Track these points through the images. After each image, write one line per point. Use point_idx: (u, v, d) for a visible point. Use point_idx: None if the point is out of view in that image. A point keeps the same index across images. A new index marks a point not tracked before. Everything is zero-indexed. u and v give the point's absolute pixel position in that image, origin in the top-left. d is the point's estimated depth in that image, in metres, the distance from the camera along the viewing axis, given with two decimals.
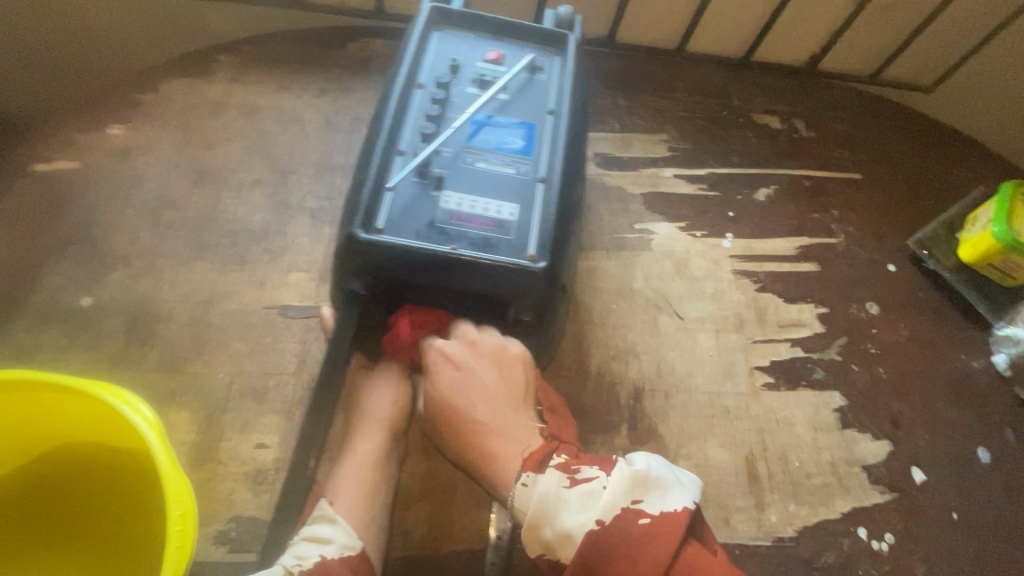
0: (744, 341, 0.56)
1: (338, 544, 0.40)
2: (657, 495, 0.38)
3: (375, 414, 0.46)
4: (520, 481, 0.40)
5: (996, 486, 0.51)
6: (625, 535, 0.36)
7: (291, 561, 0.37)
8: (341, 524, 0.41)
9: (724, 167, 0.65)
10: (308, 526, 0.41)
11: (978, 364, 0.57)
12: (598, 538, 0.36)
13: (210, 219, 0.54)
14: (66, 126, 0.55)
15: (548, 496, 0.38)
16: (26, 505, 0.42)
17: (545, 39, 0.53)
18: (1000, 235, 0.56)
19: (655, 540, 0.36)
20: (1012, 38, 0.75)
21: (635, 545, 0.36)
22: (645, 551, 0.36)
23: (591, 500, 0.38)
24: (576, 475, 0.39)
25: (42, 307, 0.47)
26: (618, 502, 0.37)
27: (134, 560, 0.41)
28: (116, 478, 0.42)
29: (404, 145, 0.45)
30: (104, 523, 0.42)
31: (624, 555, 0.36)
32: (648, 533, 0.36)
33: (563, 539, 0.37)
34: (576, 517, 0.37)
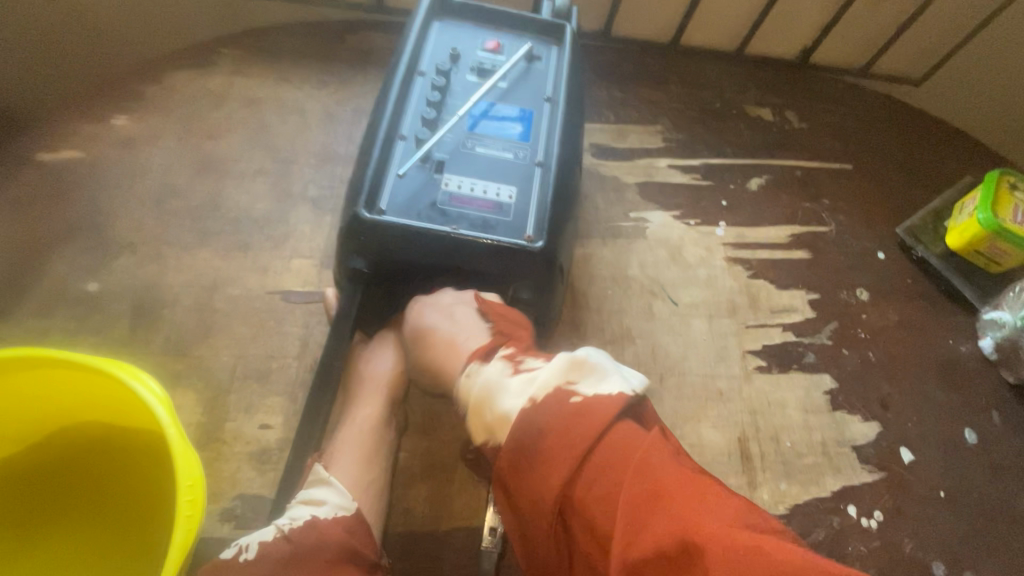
0: (736, 326, 0.57)
1: (333, 505, 0.37)
2: (594, 379, 0.34)
3: (374, 384, 0.47)
4: (466, 372, 0.40)
5: (982, 466, 0.53)
6: (558, 411, 0.33)
7: (282, 522, 0.35)
8: (336, 487, 0.39)
9: (717, 157, 0.66)
10: (304, 490, 0.39)
11: (965, 349, 0.58)
12: (528, 414, 0.34)
13: (212, 207, 0.55)
14: (70, 115, 0.56)
15: (491, 380, 0.37)
16: (44, 479, 0.43)
17: (542, 30, 0.54)
18: (986, 221, 0.57)
19: (588, 417, 0.32)
20: (998, 31, 0.76)
21: (567, 420, 0.33)
22: (576, 427, 0.32)
23: (530, 381, 0.36)
24: (519, 364, 0.37)
25: (50, 293, 0.48)
26: (552, 382, 0.34)
27: (148, 530, 0.42)
28: (129, 454, 0.43)
29: (406, 130, 0.47)
30: (112, 500, 0.44)
31: (550, 431, 0.33)
32: (575, 409, 0.33)
33: (499, 421, 0.35)
34: (513, 397, 0.35)
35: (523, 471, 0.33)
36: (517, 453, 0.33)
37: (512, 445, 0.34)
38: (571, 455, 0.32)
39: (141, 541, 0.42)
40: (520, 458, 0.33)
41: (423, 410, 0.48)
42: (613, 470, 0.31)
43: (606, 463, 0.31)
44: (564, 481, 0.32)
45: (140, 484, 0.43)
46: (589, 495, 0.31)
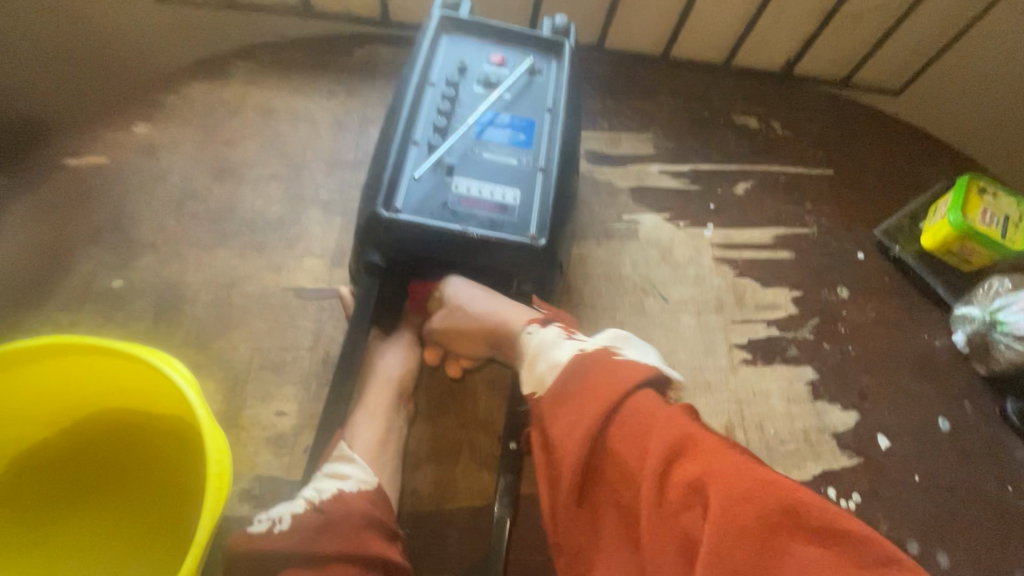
0: (723, 322, 0.60)
1: (355, 479, 0.42)
2: (637, 351, 0.42)
3: (385, 376, 0.50)
4: (526, 331, 0.46)
5: (955, 452, 0.56)
6: (604, 359, 0.40)
7: (311, 494, 0.40)
8: (358, 463, 0.43)
9: (706, 163, 0.70)
10: (329, 465, 0.43)
11: (939, 343, 0.62)
12: (580, 360, 0.40)
13: (229, 210, 0.58)
14: (93, 123, 0.59)
15: (547, 338, 0.44)
16: (88, 450, 0.48)
17: (543, 46, 0.58)
18: (956, 223, 0.60)
19: (630, 368, 0.39)
20: (971, 44, 0.81)
21: (612, 367, 0.39)
22: (618, 372, 0.39)
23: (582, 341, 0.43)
24: (572, 331, 0.45)
25: (78, 289, 0.51)
26: (603, 344, 0.42)
27: (179, 500, 0.46)
28: (158, 431, 0.47)
29: (418, 137, 0.50)
30: (146, 475, 0.48)
31: (596, 376, 0.39)
32: (620, 363, 0.40)
33: (553, 368, 0.42)
34: (567, 349, 0.42)
35: (567, 407, 0.39)
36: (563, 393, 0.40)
37: (562, 385, 0.40)
38: (612, 398, 0.38)
39: (173, 510, 0.46)
40: (566, 395, 0.39)
41: (432, 398, 0.51)
42: (646, 418, 0.36)
43: (639, 411, 0.37)
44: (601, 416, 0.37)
45: (171, 458, 0.47)
46: (621, 433, 0.37)
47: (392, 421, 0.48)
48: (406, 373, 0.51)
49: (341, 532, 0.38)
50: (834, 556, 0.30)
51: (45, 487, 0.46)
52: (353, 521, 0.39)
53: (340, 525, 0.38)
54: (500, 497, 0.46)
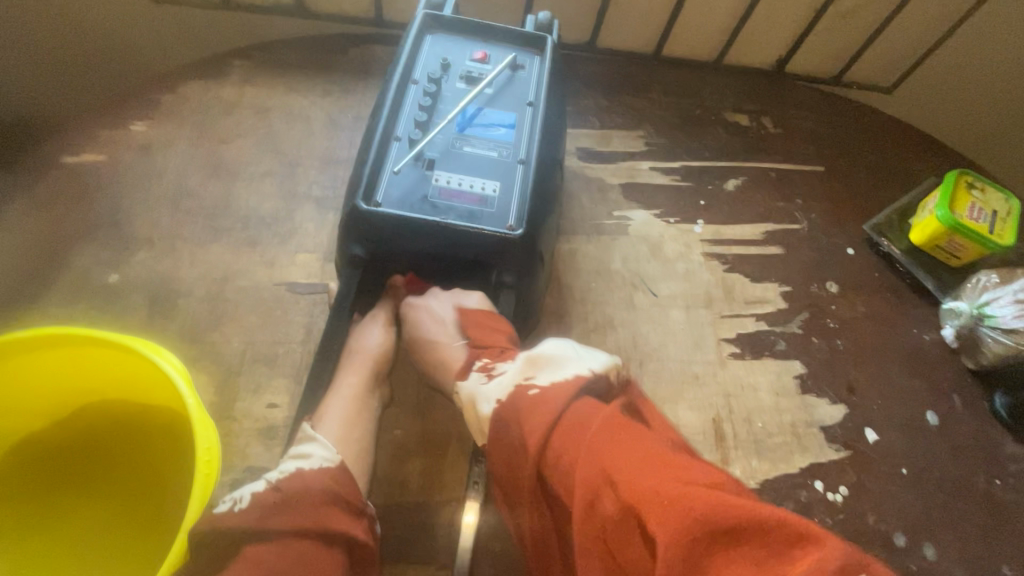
0: (712, 316, 0.61)
1: (320, 456, 0.40)
2: (552, 370, 0.40)
3: (365, 354, 0.50)
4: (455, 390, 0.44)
5: (943, 446, 0.56)
6: (522, 403, 0.38)
7: (272, 475, 0.38)
8: (320, 441, 0.42)
9: (696, 160, 0.71)
10: (295, 446, 0.42)
11: (928, 338, 0.62)
12: (501, 413, 0.38)
13: (224, 206, 0.59)
14: (92, 122, 0.60)
15: (470, 391, 0.42)
16: (84, 441, 0.49)
17: (526, 42, 0.59)
18: (944, 219, 0.61)
19: (545, 404, 0.37)
20: (961, 42, 0.81)
21: (528, 409, 0.37)
22: (535, 413, 0.36)
23: (500, 383, 0.41)
24: (491, 370, 0.42)
25: (75, 284, 0.52)
26: (515, 384, 0.39)
27: (171, 490, 0.47)
28: (151, 421, 0.47)
29: (400, 131, 0.51)
30: (139, 466, 0.49)
31: (523, 415, 0.37)
32: (538, 398, 0.37)
33: (482, 421, 0.40)
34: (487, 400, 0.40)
35: (505, 449, 0.37)
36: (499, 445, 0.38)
37: (495, 438, 0.38)
38: (537, 438, 0.35)
39: (165, 500, 0.47)
40: (501, 438, 0.38)
41: (421, 392, 0.52)
42: (571, 451, 0.34)
43: (565, 446, 0.34)
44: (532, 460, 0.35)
45: (163, 449, 0.48)
46: (554, 474, 0.34)
47: (375, 405, 0.48)
48: (387, 357, 0.50)
49: (299, 510, 0.36)
50: (765, 559, 0.28)
51: (41, 477, 0.47)
52: (315, 500, 0.37)
53: (301, 503, 0.36)
54: (477, 485, 0.47)
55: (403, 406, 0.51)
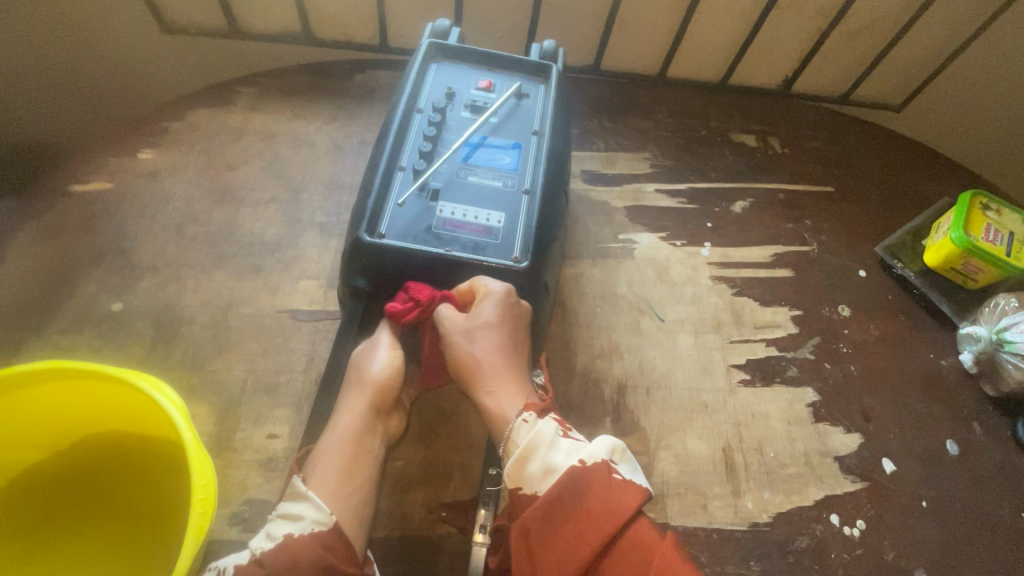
0: (721, 341, 0.59)
1: (309, 519, 0.39)
2: (632, 466, 0.40)
3: (369, 379, 0.46)
4: (521, 417, 0.42)
5: (964, 477, 0.54)
6: (600, 481, 0.38)
7: (258, 543, 0.37)
8: (312, 500, 0.39)
9: (703, 182, 0.70)
10: (284, 501, 0.40)
11: (946, 363, 0.60)
12: (577, 475, 0.38)
13: (229, 233, 0.59)
14: (102, 151, 0.61)
15: (542, 434, 0.40)
16: (85, 470, 0.48)
17: (531, 71, 0.59)
18: (959, 241, 0.59)
19: (626, 495, 0.37)
20: (971, 60, 0.80)
21: (608, 491, 0.37)
22: (615, 499, 0.37)
23: (578, 449, 0.40)
24: (568, 430, 0.42)
25: (78, 312, 0.52)
26: (600, 455, 0.39)
27: (165, 520, 0.47)
28: (149, 451, 0.47)
29: (404, 162, 0.51)
30: (133, 496, 0.48)
31: (596, 497, 0.37)
32: (617, 486, 0.38)
33: (547, 474, 0.39)
34: (563, 456, 0.39)
35: (566, 522, 0.36)
36: (557, 506, 0.37)
37: (559, 498, 0.37)
38: (608, 528, 0.36)
39: (157, 531, 0.47)
40: (564, 507, 0.37)
41: (425, 420, 0.51)
42: (639, 554, 0.35)
43: (633, 547, 0.36)
44: (594, 548, 0.35)
45: (163, 479, 0.47)
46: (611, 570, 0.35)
47: (377, 439, 0.45)
48: (394, 383, 0.46)
49: None
50: None
51: (31, 507, 0.46)
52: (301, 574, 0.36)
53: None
54: (485, 529, 0.44)
55: (406, 437, 0.50)
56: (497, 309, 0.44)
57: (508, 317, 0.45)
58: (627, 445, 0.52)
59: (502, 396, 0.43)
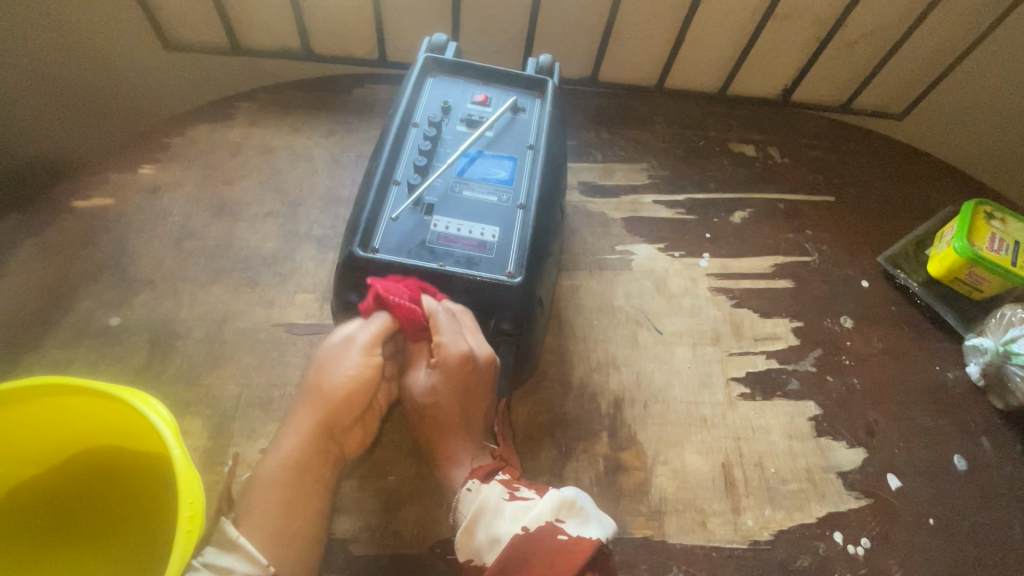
0: (720, 354, 0.59)
1: (239, 574, 0.37)
2: (579, 522, 0.39)
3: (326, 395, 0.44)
4: (466, 486, 0.43)
5: (973, 494, 0.53)
6: (545, 544, 0.38)
7: None
8: (247, 551, 0.37)
9: (701, 192, 0.70)
10: (210, 549, 0.37)
11: (952, 375, 0.59)
12: (520, 544, 0.38)
13: (226, 248, 0.59)
14: (103, 168, 0.62)
15: (488, 502, 0.41)
16: (76, 483, 0.48)
17: (526, 85, 0.59)
18: (962, 251, 0.58)
19: (569, 555, 0.37)
20: (974, 67, 0.79)
21: (550, 555, 0.37)
22: (557, 562, 0.37)
23: (524, 512, 0.40)
24: (515, 490, 0.42)
25: (76, 327, 0.53)
26: (544, 518, 0.39)
27: (154, 535, 0.47)
28: (141, 466, 0.48)
29: (399, 176, 0.51)
30: (122, 510, 0.48)
31: (538, 564, 0.37)
32: (560, 548, 0.37)
33: (492, 544, 0.39)
34: (508, 523, 0.39)
35: None
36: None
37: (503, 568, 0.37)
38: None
39: (146, 545, 0.47)
40: None
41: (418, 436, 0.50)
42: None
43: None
44: None
45: (152, 492, 0.47)
46: None
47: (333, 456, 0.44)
48: (347, 401, 0.44)
49: None
50: None
51: (22, 521, 0.47)
52: None
53: None
54: None
55: (399, 453, 0.49)
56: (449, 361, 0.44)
57: (462, 376, 0.45)
58: (624, 460, 0.51)
59: (451, 463, 0.46)
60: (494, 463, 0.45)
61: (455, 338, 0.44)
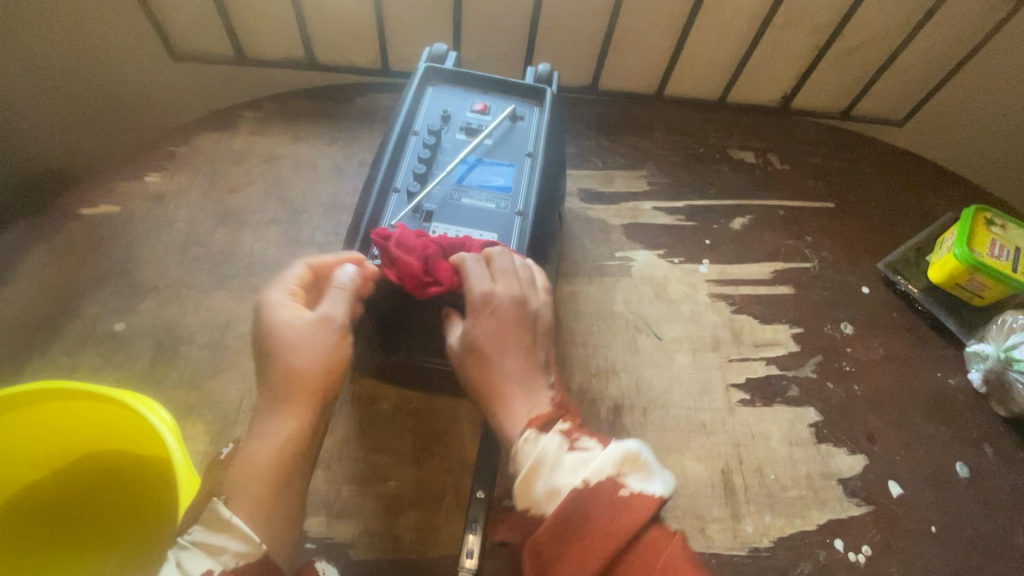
0: (720, 360, 0.59)
1: (231, 552, 0.35)
2: (643, 476, 0.36)
3: (300, 374, 0.41)
4: (523, 436, 0.39)
5: (975, 501, 0.52)
6: (607, 497, 0.35)
7: None
8: (236, 528, 0.35)
9: (701, 199, 0.70)
10: (200, 527, 0.35)
11: (954, 382, 0.59)
12: (582, 496, 0.35)
13: (230, 254, 0.60)
14: (111, 176, 0.63)
15: (546, 453, 0.38)
16: (73, 489, 0.49)
17: (524, 94, 0.60)
18: (961, 256, 0.58)
19: (632, 509, 0.34)
20: (974, 74, 0.79)
21: (612, 509, 0.34)
22: (619, 516, 0.34)
23: (584, 464, 0.37)
24: (574, 441, 0.38)
25: (82, 332, 0.54)
26: (606, 471, 0.35)
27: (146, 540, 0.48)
28: (137, 470, 0.48)
29: (398, 184, 0.52)
30: (115, 515, 0.49)
31: (599, 516, 0.34)
32: (622, 502, 0.34)
33: (551, 496, 0.36)
34: (567, 475, 0.36)
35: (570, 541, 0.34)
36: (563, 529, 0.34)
37: (562, 518, 0.34)
38: (610, 547, 0.33)
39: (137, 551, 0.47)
40: (565, 531, 0.34)
41: (418, 441, 0.50)
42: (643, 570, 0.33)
43: (638, 562, 0.33)
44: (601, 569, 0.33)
45: (150, 492, 0.48)
46: None
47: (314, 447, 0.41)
48: (326, 377, 0.42)
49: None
50: None
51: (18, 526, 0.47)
52: None
53: None
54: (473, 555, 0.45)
55: (399, 458, 0.49)
56: (478, 300, 0.44)
57: (500, 319, 0.44)
58: None
59: (506, 412, 0.42)
60: (553, 411, 0.41)
61: (480, 276, 0.45)
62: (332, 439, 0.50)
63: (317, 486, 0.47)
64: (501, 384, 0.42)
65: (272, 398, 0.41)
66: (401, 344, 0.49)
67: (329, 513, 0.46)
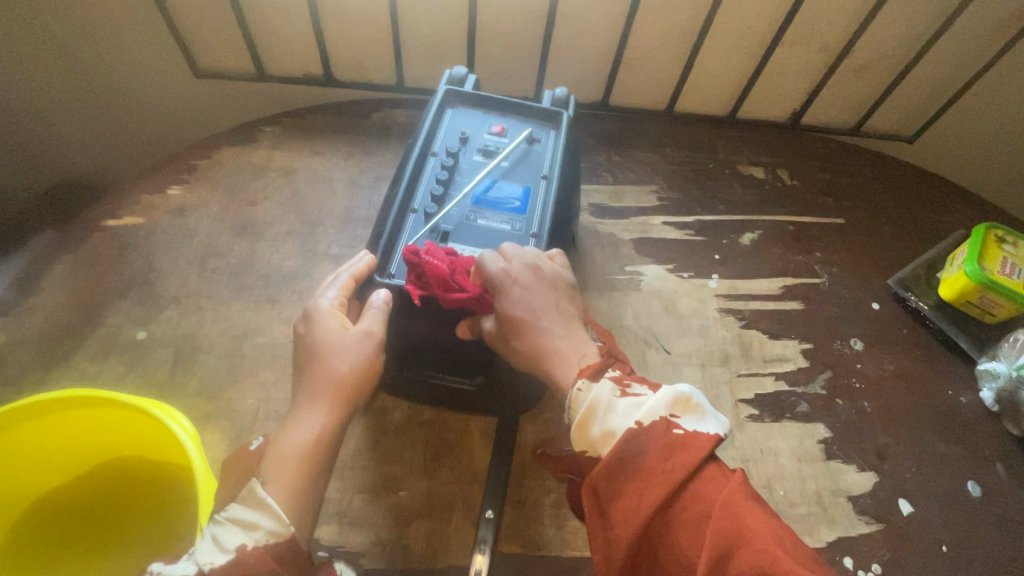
0: (729, 375, 0.59)
1: (264, 530, 0.36)
2: (695, 417, 0.37)
3: (336, 384, 0.43)
4: (575, 386, 0.40)
5: (988, 521, 0.52)
6: (662, 438, 0.35)
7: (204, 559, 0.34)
8: (269, 507, 0.37)
9: (710, 214, 0.71)
10: (236, 504, 0.37)
11: (965, 400, 0.59)
12: (637, 436, 0.36)
13: (248, 266, 0.62)
14: (135, 189, 0.65)
15: (599, 398, 0.38)
16: (85, 482, 0.51)
17: (541, 117, 0.61)
18: (971, 273, 0.59)
19: (688, 447, 0.35)
20: (985, 92, 0.80)
21: (668, 449, 0.35)
22: (676, 454, 0.35)
23: (637, 407, 0.37)
24: (626, 387, 0.39)
25: (106, 341, 0.56)
26: (660, 412, 0.36)
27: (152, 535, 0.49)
28: (149, 470, 0.50)
29: (417, 204, 0.53)
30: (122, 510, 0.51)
31: (655, 455, 0.35)
32: (678, 441, 0.35)
33: (606, 438, 0.37)
34: (621, 418, 0.37)
35: (628, 479, 0.35)
36: (620, 470, 0.35)
37: (618, 458, 0.35)
38: (669, 483, 0.34)
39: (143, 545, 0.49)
40: (623, 470, 0.35)
41: (429, 451, 0.51)
42: (705, 502, 0.33)
43: (699, 496, 0.34)
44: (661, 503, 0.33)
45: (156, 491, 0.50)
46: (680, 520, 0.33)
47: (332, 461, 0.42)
48: (359, 393, 0.44)
49: None
50: None
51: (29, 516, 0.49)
52: None
53: None
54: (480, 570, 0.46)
55: (410, 468, 0.50)
56: (500, 274, 0.44)
57: (529, 285, 0.44)
58: None
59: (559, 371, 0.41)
60: (602, 358, 0.42)
61: (494, 257, 0.45)
62: (345, 448, 0.51)
63: (330, 494, 0.48)
64: (541, 346, 0.42)
65: (306, 401, 0.42)
66: (412, 356, 0.50)
67: (341, 521, 0.47)
